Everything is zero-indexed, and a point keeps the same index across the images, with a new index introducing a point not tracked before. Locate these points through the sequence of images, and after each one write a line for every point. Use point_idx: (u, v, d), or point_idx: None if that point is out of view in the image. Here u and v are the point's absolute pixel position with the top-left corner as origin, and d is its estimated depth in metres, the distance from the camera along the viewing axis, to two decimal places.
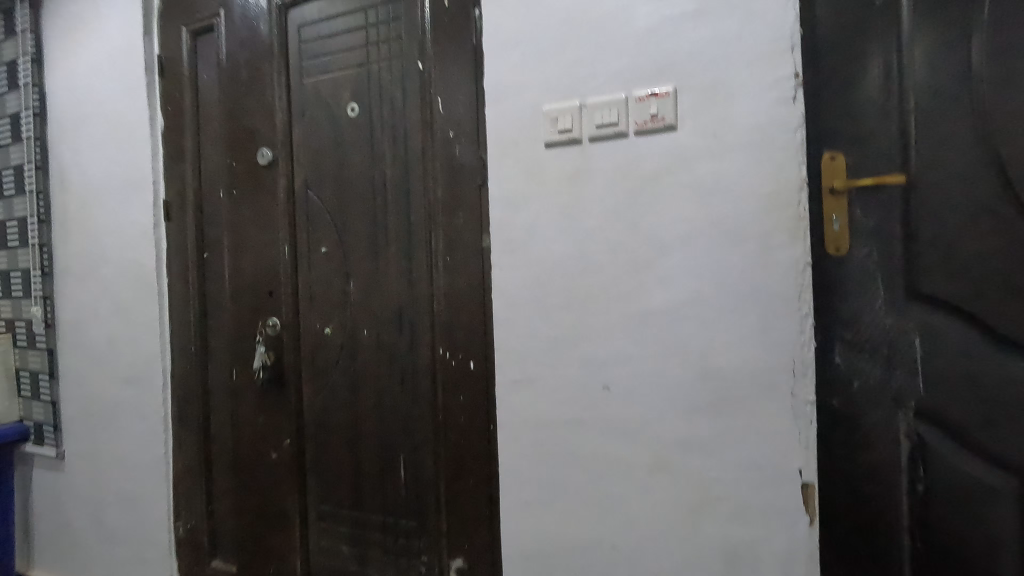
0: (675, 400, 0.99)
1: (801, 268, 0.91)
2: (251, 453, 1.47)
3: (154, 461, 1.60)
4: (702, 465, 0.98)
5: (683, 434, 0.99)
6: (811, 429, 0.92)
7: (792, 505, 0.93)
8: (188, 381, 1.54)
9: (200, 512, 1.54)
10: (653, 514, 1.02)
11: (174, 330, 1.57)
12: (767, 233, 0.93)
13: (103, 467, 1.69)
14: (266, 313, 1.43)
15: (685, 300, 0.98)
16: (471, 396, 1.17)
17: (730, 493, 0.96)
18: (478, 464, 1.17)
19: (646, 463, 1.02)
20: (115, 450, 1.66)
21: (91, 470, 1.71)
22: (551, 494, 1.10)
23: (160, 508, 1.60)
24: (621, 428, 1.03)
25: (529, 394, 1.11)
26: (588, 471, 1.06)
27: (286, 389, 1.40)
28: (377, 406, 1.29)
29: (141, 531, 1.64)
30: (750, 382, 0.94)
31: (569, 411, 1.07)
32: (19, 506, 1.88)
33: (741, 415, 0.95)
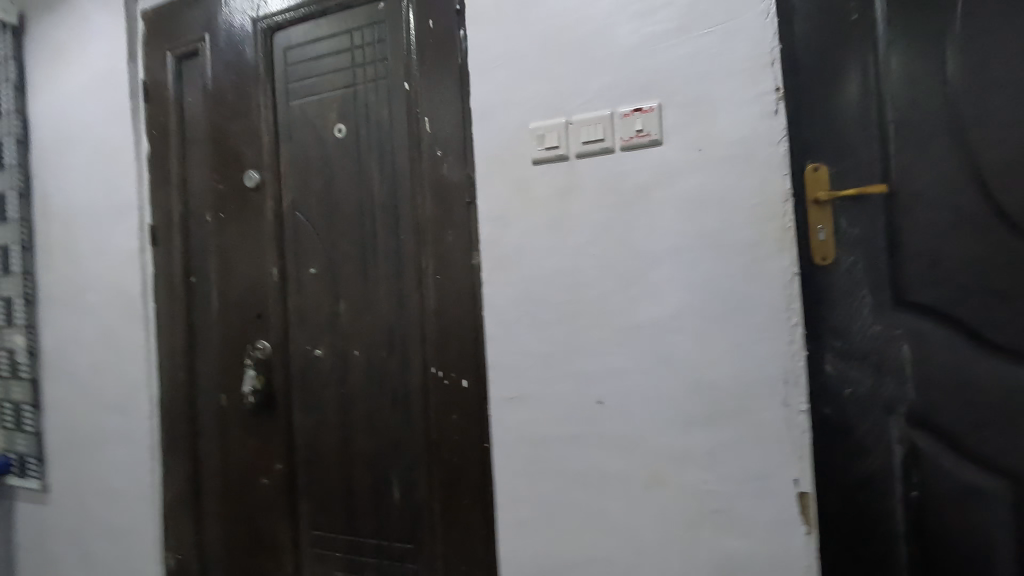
0: (671, 413, 0.99)
1: (790, 278, 0.92)
2: (241, 479, 1.44)
3: (142, 490, 1.56)
4: (698, 478, 0.97)
5: (679, 447, 0.98)
6: (806, 440, 0.92)
7: (789, 516, 0.92)
8: (175, 407, 1.52)
9: (190, 542, 1.51)
10: (651, 530, 1.01)
11: (160, 356, 1.55)
12: (755, 244, 0.93)
13: (88, 498, 1.65)
14: (255, 336, 1.41)
15: (676, 313, 0.98)
16: (464, 415, 1.16)
17: (727, 506, 0.96)
18: (473, 483, 1.16)
19: (643, 478, 1.01)
20: (102, 479, 1.62)
21: (75, 502, 1.67)
22: (548, 513, 1.08)
23: (148, 538, 1.56)
24: (616, 443, 1.03)
25: (522, 412, 1.10)
26: (584, 487, 1.05)
27: (276, 412, 1.39)
28: (369, 427, 1.27)
29: (129, 563, 1.59)
30: (743, 393, 0.94)
31: (563, 428, 1.07)
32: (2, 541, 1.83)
33: (736, 426, 0.95)
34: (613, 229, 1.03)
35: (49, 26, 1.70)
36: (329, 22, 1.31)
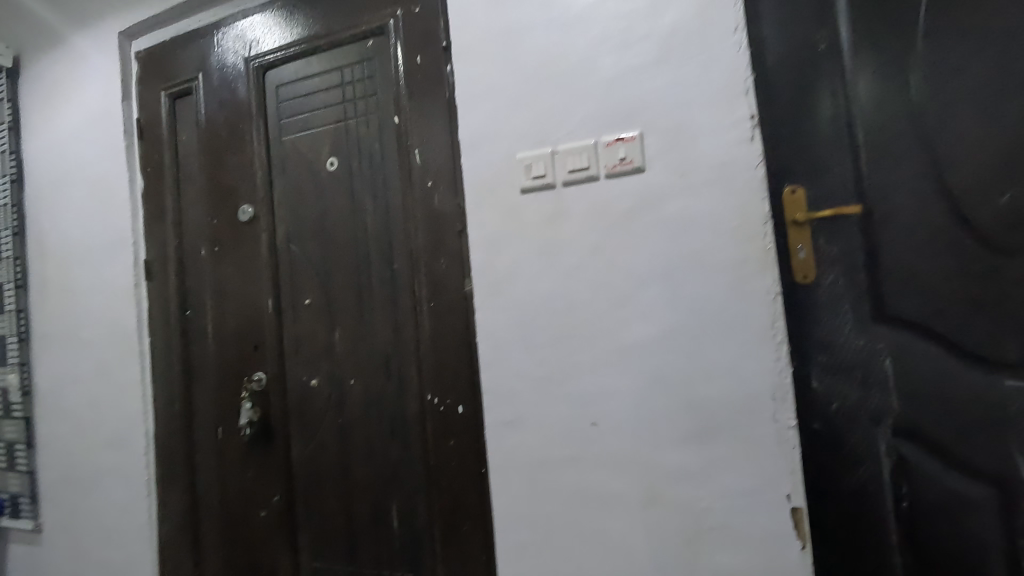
0: (664, 432, 1.01)
1: (774, 296, 0.95)
2: (240, 512, 1.44)
3: (139, 527, 1.55)
4: (694, 495, 0.99)
5: (674, 466, 1.00)
6: (796, 454, 0.94)
7: (784, 530, 0.94)
8: (172, 442, 1.52)
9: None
10: (650, 550, 1.02)
11: (156, 391, 1.55)
12: (739, 264, 0.96)
13: (83, 537, 1.63)
14: (252, 368, 1.42)
15: (666, 333, 1.01)
16: (462, 440, 1.18)
17: (724, 523, 0.97)
18: (472, 508, 1.16)
19: (639, 497, 1.02)
20: (97, 517, 1.61)
21: (70, 541, 1.65)
22: (547, 536, 1.09)
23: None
24: (612, 464, 1.04)
25: (519, 435, 1.12)
26: (583, 508, 1.06)
27: (274, 443, 1.39)
28: (367, 455, 1.28)
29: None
30: (734, 410, 0.97)
31: (559, 450, 1.08)
32: None
33: (728, 443, 0.97)
34: (600, 252, 1.06)
35: (43, 70, 1.74)
36: (320, 59, 1.36)
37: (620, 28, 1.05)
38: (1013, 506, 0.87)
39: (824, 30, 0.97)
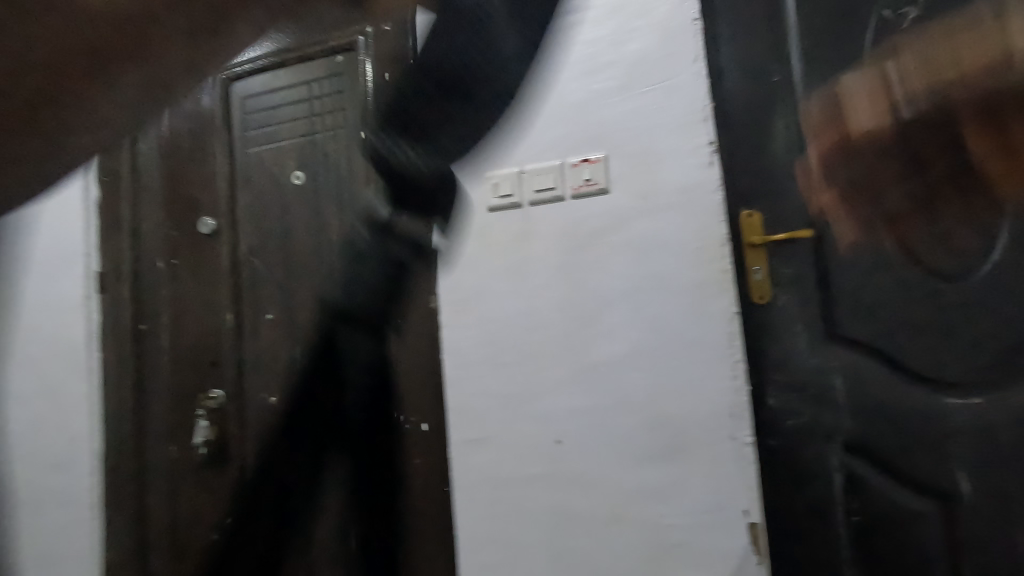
0: (626, 449, 1.02)
1: (731, 317, 0.98)
2: (192, 535, 1.38)
3: (82, 553, 1.47)
4: (657, 512, 1.00)
5: (636, 483, 1.01)
6: (752, 470, 0.96)
7: (742, 546, 0.95)
8: (122, 462, 1.45)
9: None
10: (613, 568, 1.02)
11: (104, 408, 1.48)
12: (698, 286, 0.99)
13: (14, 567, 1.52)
14: (210, 385, 1.38)
15: (629, 352, 1.03)
16: (426, 457, 1.17)
17: (684, 539, 0.98)
18: (436, 527, 1.16)
19: (603, 515, 1.03)
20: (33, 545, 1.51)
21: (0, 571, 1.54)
22: (510, 556, 1.08)
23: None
24: (576, 481, 1.05)
25: (483, 453, 1.11)
26: (547, 527, 1.06)
27: (231, 463, 1.35)
28: (329, 473, 1.26)
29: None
30: (694, 427, 0.99)
31: (524, 467, 1.08)
32: None
33: (689, 461, 0.99)
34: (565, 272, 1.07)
35: None
36: (288, 73, 1.35)
37: (586, 54, 1.08)
38: (955, 519, 0.90)
39: (778, 63, 1.01)
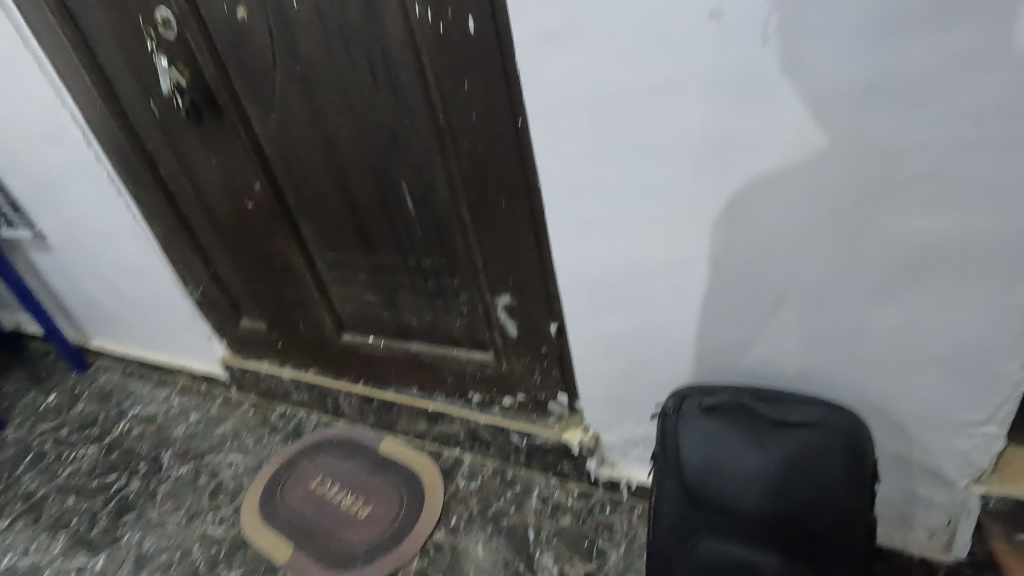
0: (878, 19, 0.53)
1: (1005, 399, 0.67)
2: (224, 204, 1.17)
3: (131, 253, 1.41)
4: (744, 195, 0.67)
5: (884, 69, 0.55)
6: (989, 441, 0.70)
7: (812, 212, 0.65)
8: (109, 127, 1.15)
9: (197, 288, 1.40)
10: (823, 225, 0.66)
11: (57, 62, 1.12)
12: (966, 447, 0.71)
13: (79, 261, 1.60)
14: (148, 5, 0.93)
15: (956, 78, 0.53)
16: (480, 77, 0.76)
17: (927, 140, 0.57)
18: (509, 177, 0.83)
19: (788, 144, 0.62)
20: (93, 257, 1.54)
21: (82, 277, 1.65)
22: (616, 224, 0.77)
23: (163, 294, 1.47)
24: (725, 88, 0.61)
25: (575, 54, 0.66)
26: (679, 166, 0.68)
27: (225, 115, 1.00)
28: (350, 119, 0.90)
29: (169, 332, 1.60)
30: (957, 390, 0.68)
31: (655, 72, 0.63)
32: (34, 303, 1.76)
33: (910, 300, 0.66)
34: (821, 442, 0.65)
35: None
36: None
37: None
38: None
39: None
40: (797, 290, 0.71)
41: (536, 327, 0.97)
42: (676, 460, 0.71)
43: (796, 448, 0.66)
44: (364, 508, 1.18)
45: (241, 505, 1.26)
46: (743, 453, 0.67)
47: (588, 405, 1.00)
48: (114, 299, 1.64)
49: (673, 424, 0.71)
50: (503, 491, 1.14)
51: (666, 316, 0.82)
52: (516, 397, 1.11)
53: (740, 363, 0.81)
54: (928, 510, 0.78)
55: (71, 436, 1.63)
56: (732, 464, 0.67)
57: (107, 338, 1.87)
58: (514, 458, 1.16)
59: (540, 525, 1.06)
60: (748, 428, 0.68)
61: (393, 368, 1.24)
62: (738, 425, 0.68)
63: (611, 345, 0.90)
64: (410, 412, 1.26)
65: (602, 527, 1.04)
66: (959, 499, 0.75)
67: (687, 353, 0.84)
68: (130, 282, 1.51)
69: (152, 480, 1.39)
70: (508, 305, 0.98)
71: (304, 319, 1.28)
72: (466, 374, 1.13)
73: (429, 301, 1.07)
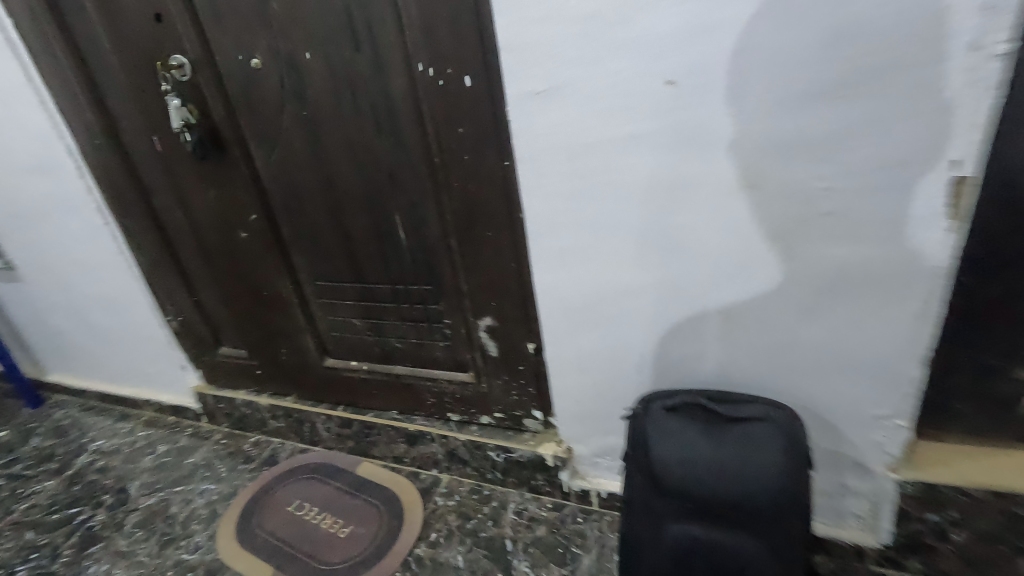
0: (794, 92, 0.68)
1: (909, 396, 0.81)
2: (216, 234, 1.23)
3: (110, 282, 1.43)
4: (696, 227, 0.81)
5: (800, 130, 0.70)
6: (899, 433, 0.84)
7: (751, 243, 0.79)
8: (106, 160, 1.21)
9: (177, 317, 1.43)
10: (760, 253, 0.79)
11: (59, 98, 1.17)
12: (881, 439, 0.85)
13: (48, 292, 1.59)
14: (163, 51, 1.01)
15: (853, 138, 0.69)
16: (474, 124, 0.88)
17: (835, 185, 0.72)
18: (496, 211, 0.94)
19: (730, 186, 0.76)
20: (65, 287, 1.54)
21: (50, 308, 1.63)
22: (589, 252, 0.89)
23: (139, 324, 1.49)
24: (680, 139, 0.75)
25: (558, 110, 0.79)
26: (642, 203, 0.82)
27: (228, 152, 1.09)
28: (351, 159, 1.00)
29: (140, 364, 1.60)
30: (872, 390, 0.83)
31: (624, 125, 0.77)
32: None
33: (829, 314, 0.80)
34: (764, 433, 0.78)
35: None
36: None
37: None
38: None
39: None
40: (740, 307, 0.85)
41: (515, 347, 1.07)
42: (644, 453, 0.81)
43: (743, 438, 0.77)
44: (344, 529, 1.21)
45: (216, 530, 1.27)
46: (700, 444, 0.78)
47: (561, 418, 1.09)
48: (83, 330, 1.63)
49: (642, 422, 0.83)
50: (480, 507, 1.20)
51: (631, 333, 0.94)
52: (493, 415, 1.19)
53: (696, 374, 0.93)
54: (856, 499, 0.91)
55: (26, 471, 1.58)
56: (690, 453, 0.78)
57: (66, 371, 1.83)
58: (490, 475, 1.23)
59: (516, 536, 1.13)
60: (704, 423, 0.80)
61: (374, 391, 1.30)
62: (695, 420, 0.80)
63: (584, 361, 1.01)
64: (389, 434, 1.31)
65: (574, 535, 1.12)
66: (880, 486, 0.88)
67: (650, 367, 0.96)
68: (104, 312, 1.52)
69: (119, 511, 1.38)
70: (490, 327, 1.07)
71: (286, 345, 1.33)
72: (447, 395, 1.21)
73: (414, 325, 1.16)
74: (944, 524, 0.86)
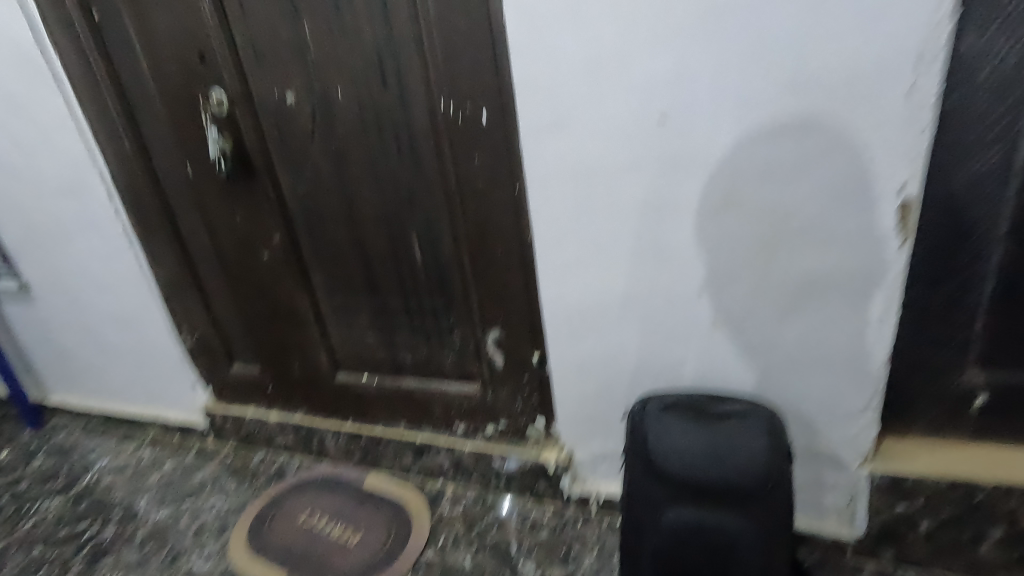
0: (768, 128, 0.81)
1: (875, 393, 0.92)
2: (239, 255, 1.31)
3: (129, 301, 1.50)
4: (685, 244, 0.92)
5: (773, 160, 0.82)
6: (868, 427, 0.94)
7: (734, 258, 0.90)
8: (138, 185, 1.30)
9: (192, 335, 1.49)
10: (742, 266, 0.91)
11: (97, 128, 1.27)
12: (853, 433, 0.95)
13: (62, 312, 1.64)
14: (204, 87, 1.12)
15: (818, 167, 0.81)
16: (488, 154, 0.99)
17: (804, 207, 0.84)
18: (506, 231, 1.05)
19: (715, 208, 0.88)
20: (80, 307, 1.59)
21: (61, 328, 1.68)
22: (591, 267, 0.99)
23: (154, 343, 1.55)
24: (672, 168, 0.87)
25: (566, 142, 0.91)
26: (639, 223, 0.93)
27: (258, 178, 1.18)
28: (374, 185, 1.11)
29: (150, 382, 1.64)
30: (843, 389, 0.93)
31: (623, 155, 0.89)
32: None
33: (804, 321, 0.91)
34: (748, 427, 0.88)
35: None
36: None
37: None
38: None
39: None
40: (725, 316, 0.95)
41: (520, 358, 1.16)
42: (644, 447, 0.90)
43: (731, 432, 0.88)
44: (354, 536, 1.27)
45: (228, 541, 1.31)
46: (694, 437, 0.88)
47: (563, 425, 1.17)
48: (93, 349, 1.68)
49: (641, 419, 0.92)
50: (485, 513, 1.27)
51: (628, 342, 1.03)
52: (498, 425, 1.26)
53: (687, 379, 1.02)
54: (833, 491, 1.00)
55: (31, 489, 1.60)
56: (686, 445, 0.87)
57: (70, 393, 1.85)
58: (494, 483, 1.29)
59: (520, 539, 1.20)
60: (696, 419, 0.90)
61: (383, 405, 1.37)
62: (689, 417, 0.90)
63: (585, 369, 1.10)
64: (397, 446, 1.37)
65: (575, 537, 1.19)
66: (853, 478, 0.97)
67: (646, 373, 1.05)
68: (119, 331, 1.58)
69: (129, 525, 1.41)
70: (497, 340, 1.16)
71: (299, 361, 1.40)
72: (454, 407, 1.29)
73: (425, 339, 1.24)
74: (912, 514, 0.96)
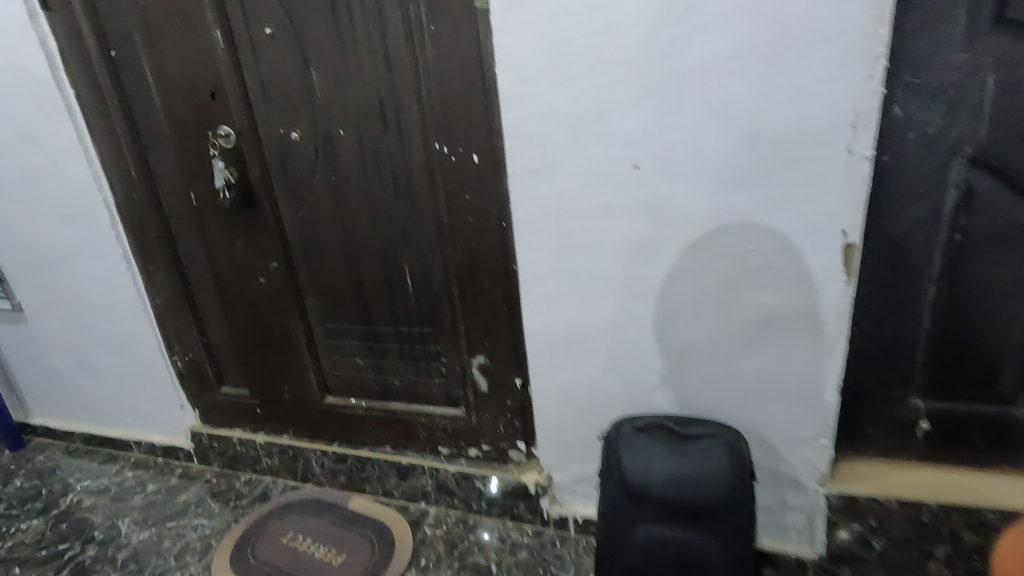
0: (730, 177, 0.90)
1: (829, 418, 1.00)
2: (235, 279, 1.37)
3: (122, 322, 1.53)
4: (657, 278, 1.01)
5: (734, 204, 0.92)
6: (824, 450, 1.01)
7: (701, 291, 0.99)
8: (142, 211, 1.36)
9: (184, 357, 1.53)
10: (708, 299, 0.99)
11: (106, 156, 1.33)
12: (811, 456, 1.02)
13: (52, 332, 1.66)
14: (214, 122, 1.20)
15: (774, 212, 0.91)
16: (478, 191, 1.08)
17: (762, 246, 0.93)
18: (493, 262, 1.13)
19: (684, 246, 0.97)
20: (72, 328, 1.62)
21: (50, 348, 1.70)
22: (571, 298, 1.07)
23: (144, 364, 1.58)
24: (645, 209, 0.96)
25: (550, 183, 1.00)
26: (615, 258, 1.02)
27: (260, 207, 1.25)
28: (370, 216, 1.19)
29: (137, 404, 1.66)
30: (801, 414, 1.01)
31: (601, 196, 0.98)
32: None
33: (765, 350, 0.99)
34: (714, 449, 0.93)
35: None
36: None
37: None
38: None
39: None
40: (693, 345, 1.03)
41: (504, 382, 1.23)
42: (618, 468, 0.96)
43: (697, 453, 0.93)
44: (338, 557, 1.29)
45: (212, 560, 1.33)
46: (664, 459, 0.93)
47: (544, 447, 1.23)
48: (81, 370, 1.70)
49: (616, 442, 0.98)
50: (466, 534, 1.31)
51: (606, 368, 1.11)
52: (481, 447, 1.32)
53: (659, 404, 1.10)
54: (794, 512, 1.07)
55: (9, 511, 1.59)
56: (656, 468, 0.93)
57: (53, 414, 1.85)
58: (476, 505, 1.34)
59: (500, 559, 1.24)
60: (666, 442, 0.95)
61: (370, 427, 1.41)
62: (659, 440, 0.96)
63: (565, 393, 1.16)
64: (382, 468, 1.41)
65: (554, 557, 1.23)
66: (813, 500, 1.04)
67: (622, 398, 1.12)
68: (110, 352, 1.60)
69: (110, 546, 1.42)
70: (482, 365, 1.23)
71: (290, 383, 1.44)
72: (439, 429, 1.34)
73: (413, 363, 1.30)
74: (867, 533, 1.03)
